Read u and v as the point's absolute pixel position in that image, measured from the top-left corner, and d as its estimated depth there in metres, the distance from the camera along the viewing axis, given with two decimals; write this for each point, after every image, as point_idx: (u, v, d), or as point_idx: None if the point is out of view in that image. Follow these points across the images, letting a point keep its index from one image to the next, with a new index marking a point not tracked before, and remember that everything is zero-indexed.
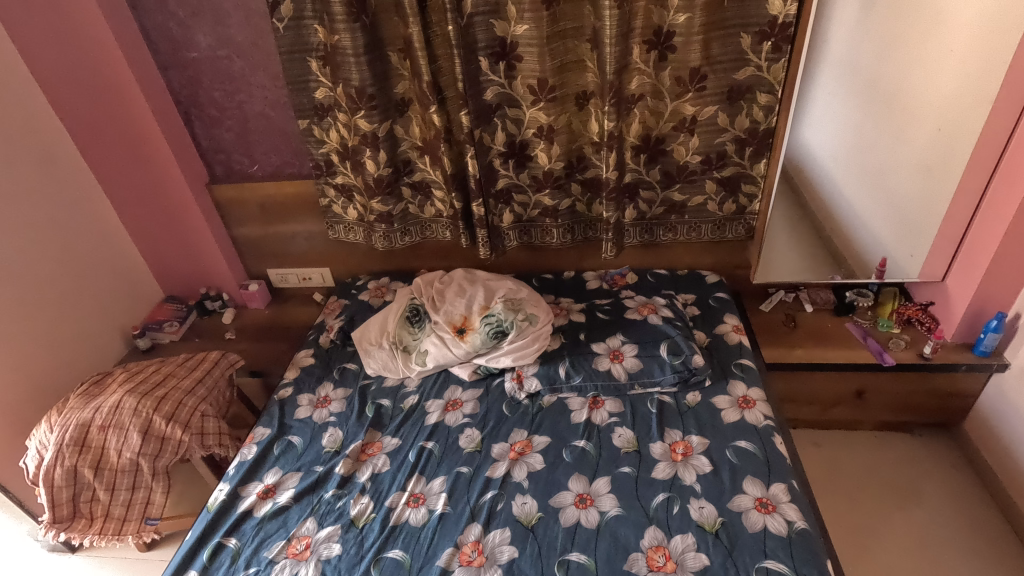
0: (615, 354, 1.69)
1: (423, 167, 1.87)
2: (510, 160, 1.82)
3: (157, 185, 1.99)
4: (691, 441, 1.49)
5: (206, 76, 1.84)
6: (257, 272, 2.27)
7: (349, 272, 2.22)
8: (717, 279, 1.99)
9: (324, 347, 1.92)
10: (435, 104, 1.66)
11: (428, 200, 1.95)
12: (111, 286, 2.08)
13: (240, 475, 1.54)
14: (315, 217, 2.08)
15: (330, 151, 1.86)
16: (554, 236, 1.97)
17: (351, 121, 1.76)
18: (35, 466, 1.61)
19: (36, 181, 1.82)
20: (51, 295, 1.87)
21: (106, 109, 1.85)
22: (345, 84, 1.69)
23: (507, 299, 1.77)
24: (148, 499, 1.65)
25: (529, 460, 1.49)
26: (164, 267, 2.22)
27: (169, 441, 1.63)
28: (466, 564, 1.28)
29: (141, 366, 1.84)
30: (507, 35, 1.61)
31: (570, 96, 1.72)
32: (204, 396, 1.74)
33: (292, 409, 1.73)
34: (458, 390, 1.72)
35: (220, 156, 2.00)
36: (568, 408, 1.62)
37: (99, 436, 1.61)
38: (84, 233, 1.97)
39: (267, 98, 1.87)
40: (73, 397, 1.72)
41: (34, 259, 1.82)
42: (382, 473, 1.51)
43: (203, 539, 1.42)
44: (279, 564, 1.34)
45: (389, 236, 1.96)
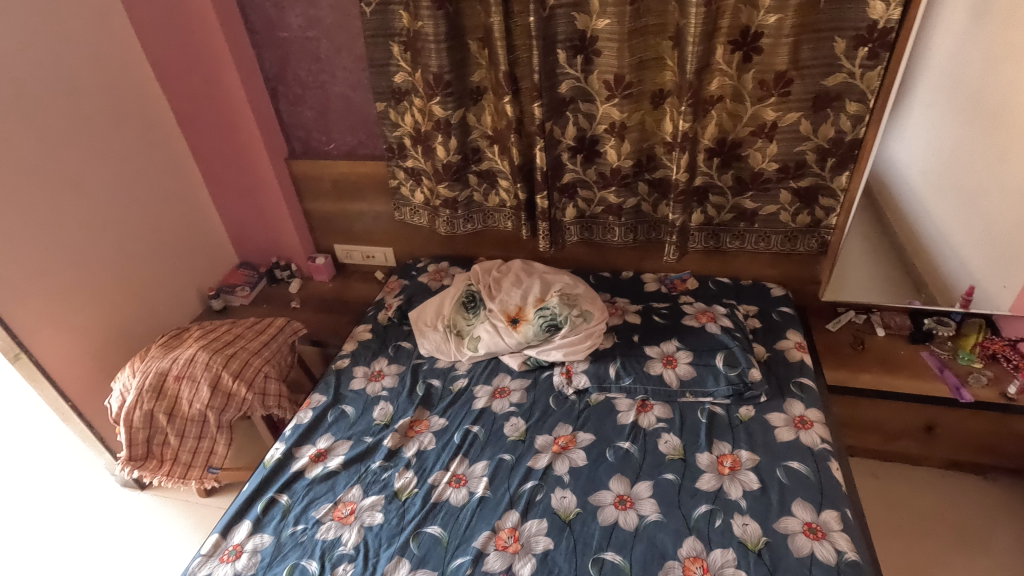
0: (668, 360, 1.67)
1: (491, 156, 1.90)
2: (578, 155, 1.82)
3: (240, 156, 2.11)
4: (740, 455, 1.45)
5: (294, 56, 1.93)
6: (325, 246, 2.37)
7: (410, 253, 2.29)
8: (783, 293, 1.92)
9: (381, 323, 1.99)
10: (510, 95, 1.68)
11: (494, 189, 1.98)
12: (192, 248, 2.22)
13: (295, 437, 1.62)
14: (384, 198, 2.15)
15: (403, 135, 1.91)
16: (615, 235, 1.95)
17: (426, 107, 1.79)
18: (117, 406, 1.76)
19: (134, 145, 1.97)
20: (139, 251, 2.02)
21: (200, 82, 1.97)
22: (423, 70, 1.72)
23: (562, 293, 1.77)
24: (211, 449, 1.76)
25: (571, 455, 1.50)
26: (241, 234, 2.35)
27: (234, 397, 1.74)
28: (501, 548, 1.31)
29: (214, 325, 1.96)
30: (587, 29, 1.60)
31: (647, 94, 1.70)
32: (268, 358, 1.84)
33: (348, 379, 1.80)
34: (507, 378, 1.75)
35: (300, 132, 2.10)
36: (615, 409, 1.61)
37: (174, 385, 1.74)
38: (172, 196, 2.12)
39: (348, 80, 1.94)
40: (154, 347, 1.86)
41: (128, 217, 1.97)
42: (427, 451, 1.56)
43: (258, 493, 1.50)
44: (325, 525, 1.40)
45: (452, 222, 2.00)
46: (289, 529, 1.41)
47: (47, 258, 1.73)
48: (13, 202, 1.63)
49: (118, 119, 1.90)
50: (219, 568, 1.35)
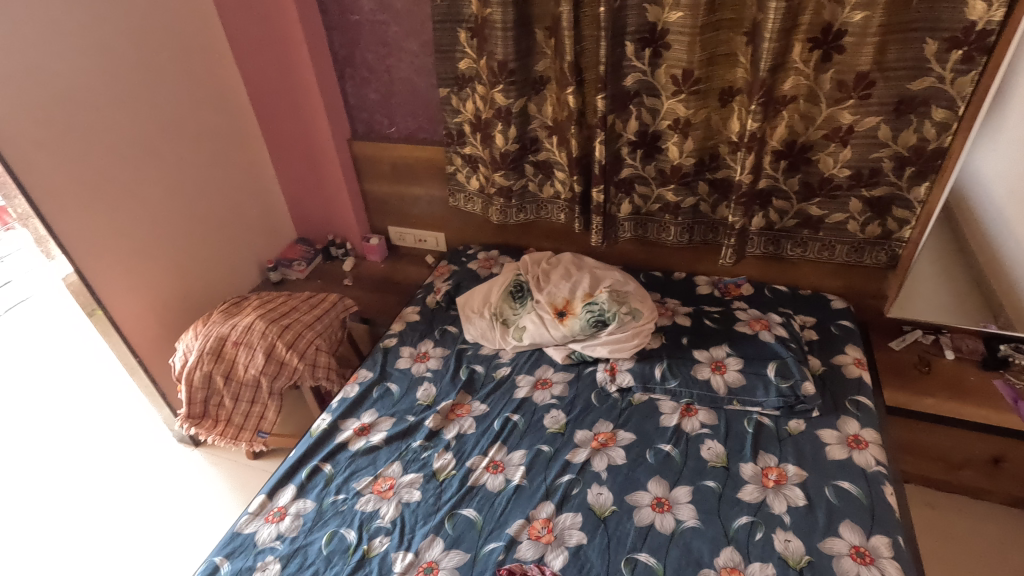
0: (717, 365, 1.63)
1: (549, 147, 1.89)
2: (638, 150, 1.78)
3: (306, 135, 2.18)
4: (786, 469, 1.41)
5: (364, 39, 1.97)
6: (379, 227, 2.42)
7: (461, 240, 2.31)
8: (844, 306, 1.83)
9: (429, 306, 2.02)
10: (573, 86, 1.66)
11: (549, 181, 1.97)
12: (255, 221, 2.32)
13: (341, 409, 1.68)
14: (440, 184, 2.18)
15: (463, 121, 1.93)
16: (670, 234, 1.91)
17: (488, 94, 1.80)
18: (179, 365, 1.86)
19: (209, 119, 2.06)
20: (207, 221, 2.12)
21: (273, 61, 2.03)
22: (489, 57, 1.72)
23: (612, 289, 1.75)
24: (262, 414, 1.84)
25: (610, 453, 1.48)
26: (301, 211, 2.44)
27: (286, 366, 1.81)
28: (534, 538, 1.31)
29: (272, 296, 2.04)
30: (658, 21, 1.56)
31: (715, 91, 1.65)
32: (320, 331, 1.90)
33: (394, 358, 1.84)
34: (550, 370, 1.75)
35: (363, 114, 2.15)
36: (658, 410, 1.58)
37: (232, 350, 1.82)
38: (239, 170, 2.21)
39: (414, 64, 1.96)
40: (216, 312, 1.96)
41: (198, 187, 2.07)
42: (467, 435, 1.58)
43: (303, 460, 1.56)
44: (365, 497, 1.44)
45: (505, 211, 2.00)
46: (330, 497, 1.45)
47: (126, 221, 1.84)
48: (100, 167, 1.74)
49: (197, 93, 2.00)
50: (264, 528, 1.41)
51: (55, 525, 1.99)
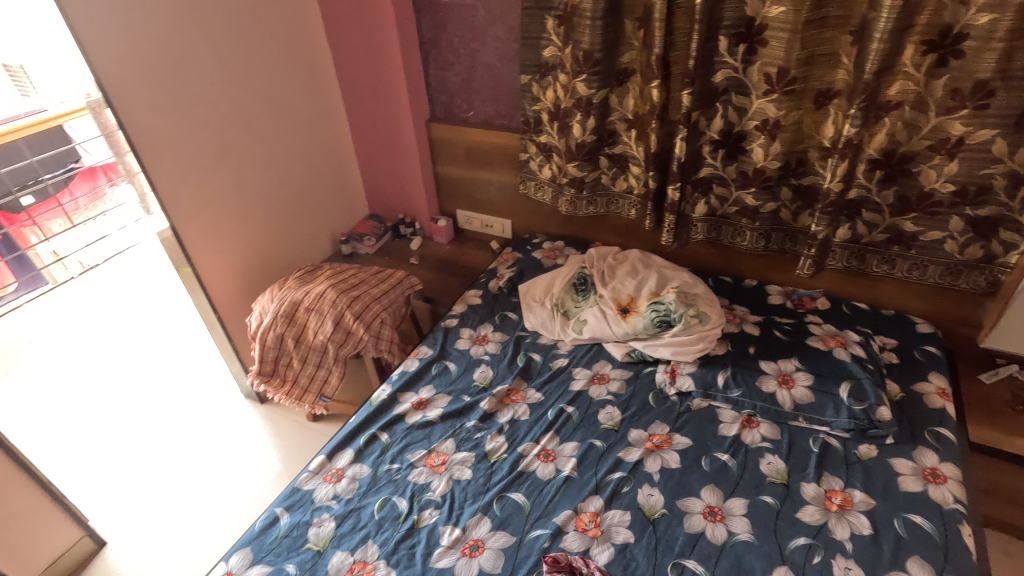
0: (784, 379, 1.57)
1: (626, 140, 1.86)
2: (720, 150, 1.72)
3: (387, 115, 2.24)
4: (852, 494, 1.34)
5: (450, 22, 1.99)
6: (447, 209, 2.46)
7: (527, 228, 2.32)
8: (931, 331, 1.72)
9: (491, 291, 2.04)
10: (659, 79, 1.61)
11: (623, 175, 1.95)
12: (330, 194, 2.41)
13: (401, 382, 1.73)
14: (512, 170, 2.19)
15: (542, 110, 1.92)
16: (745, 239, 1.85)
17: (570, 83, 1.78)
18: (254, 325, 1.97)
19: (299, 91, 2.14)
20: (288, 190, 2.22)
21: (362, 39, 2.09)
22: (574, 45, 1.70)
23: (680, 290, 1.73)
24: (326, 379, 1.91)
25: (664, 455, 1.46)
26: (376, 187, 2.52)
27: (352, 336, 1.88)
28: (581, 530, 1.31)
29: (343, 267, 2.12)
30: (757, 15, 1.48)
31: (810, 92, 1.57)
32: (386, 305, 1.96)
33: (454, 338, 1.88)
34: (608, 366, 1.73)
35: (443, 97, 2.18)
36: (717, 418, 1.54)
37: (303, 315, 1.91)
38: (321, 143, 2.30)
39: (497, 50, 1.97)
40: (291, 278, 2.05)
41: (283, 157, 2.16)
42: (520, 420, 1.59)
43: (362, 426, 1.61)
44: (418, 469, 1.48)
45: (575, 202, 1.99)
46: (385, 465, 1.50)
47: (217, 185, 1.95)
48: (200, 133, 1.85)
49: (289, 66, 2.08)
50: (322, 487, 1.47)
51: (147, 456, 2.18)
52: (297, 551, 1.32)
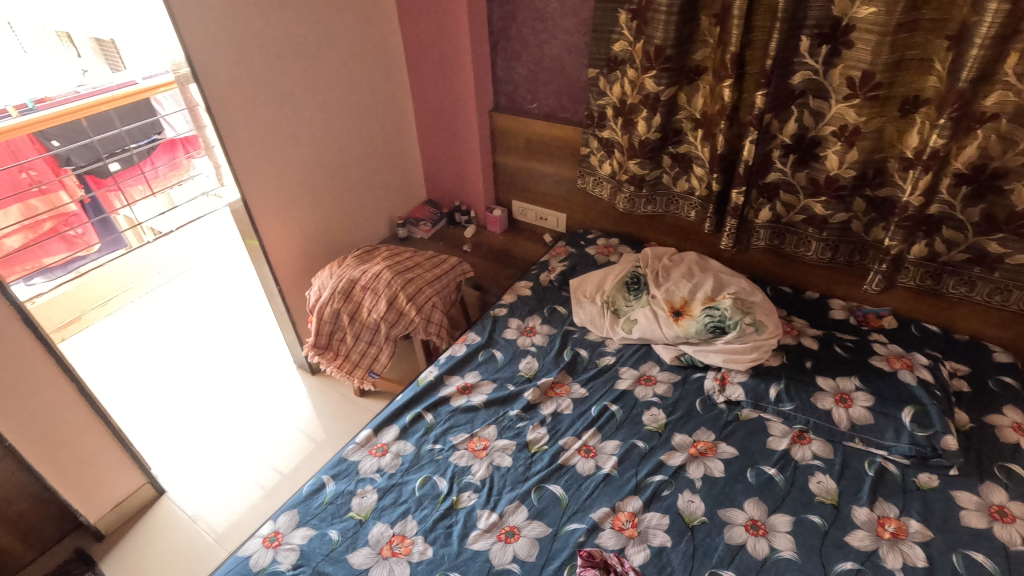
0: (842, 397, 1.52)
1: (692, 140, 1.82)
2: (791, 155, 1.66)
3: (451, 103, 2.27)
4: (907, 523, 1.27)
5: (521, 13, 1.99)
6: (503, 200, 2.48)
7: (582, 223, 2.31)
8: (1008, 361, 1.61)
9: (542, 284, 2.05)
10: (732, 78, 1.57)
11: (685, 175, 1.90)
12: (390, 178, 2.47)
13: (448, 366, 1.76)
14: (571, 164, 2.18)
15: (607, 105, 1.89)
16: (810, 250, 1.78)
17: (638, 79, 1.75)
18: (312, 299, 2.05)
19: (369, 76, 2.20)
20: (352, 172, 2.28)
21: (433, 26, 2.11)
22: (646, 41, 1.67)
23: (736, 297, 1.70)
24: (376, 356, 1.97)
25: (708, 463, 1.43)
26: (435, 174, 2.57)
27: (404, 317, 1.92)
28: (617, 528, 1.30)
29: (399, 250, 2.17)
30: (844, 16, 1.41)
31: (895, 99, 1.49)
32: (438, 289, 1.99)
33: (502, 327, 1.90)
34: (655, 367, 1.71)
35: (508, 88, 2.19)
36: (767, 431, 1.50)
37: (359, 293, 1.98)
38: (385, 127, 2.35)
39: (567, 42, 1.96)
40: (349, 257, 2.12)
41: (349, 139, 2.22)
42: (563, 414, 1.59)
43: (408, 405, 1.66)
44: (459, 452, 1.51)
45: (633, 200, 1.97)
46: (428, 445, 1.54)
47: (288, 163, 2.03)
48: (276, 113, 1.93)
49: (362, 51, 2.13)
50: (367, 459, 1.52)
51: (205, 415, 2.31)
52: (340, 518, 1.37)
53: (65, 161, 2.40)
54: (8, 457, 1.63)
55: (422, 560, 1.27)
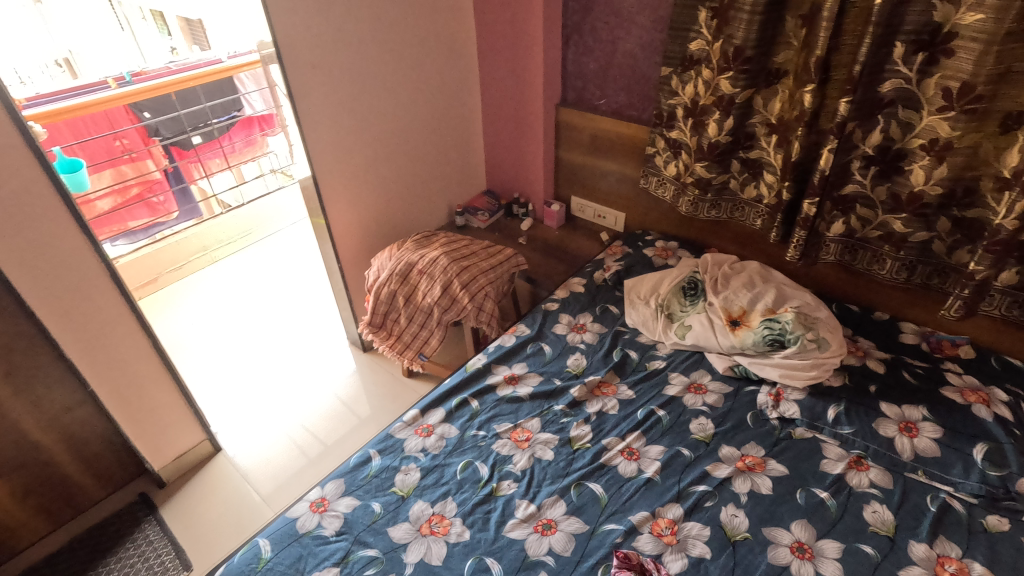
0: (907, 426, 1.44)
1: (764, 146, 1.75)
2: (872, 167, 1.57)
3: (519, 95, 2.28)
4: (970, 566, 1.18)
5: (597, 7, 1.97)
6: (562, 195, 2.47)
7: (641, 224, 2.28)
8: None
9: (596, 282, 2.03)
10: (814, 84, 1.50)
11: (754, 182, 1.84)
12: (452, 166, 2.50)
13: (497, 355, 1.78)
14: (635, 163, 2.15)
15: (677, 105, 1.85)
16: (884, 268, 1.69)
17: (713, 80, 1.70)
18: (371, 280, 2.12)
19: (440, 65, 2.24)
20: (416, 158, 2.33)
21: (508, 18, 2.12)
22: (725, 40, 1.62)
23: (798, 312, 1.65)
24: (427, 340, 2.01)
25: (756, 479, 1.39)
26: (497, 165, 2.59)
27: (457, 303, 1.95)
28: (656, 534, 1.29)
29: (457, 238, 2.20)
30: (946, 22, 1.32)
31: (996, 114, 1.37)
32: (492, 279, 2.01)
33: (552, 322, 1.90)
34: (706, 376, 1.67)
35: (577, 82, 2.18)
36: (821, 452, 1.43)
37: (416, 277, 2.02)
38: (451, 116, 2.38)
39: (641, 39, 1.93)
40: (409, 241, 2.18)
41: (416, 126, 2.27)
42: (608, 414, 1.58)
43: (455, 390, 1.69)
44: (502, 440, 1.53)
45: (697, 203, 1.93)
46: (472, 430, 1.56)
47: (357, 146, 2.09)
48: (350, 96, 1.99)
49: (436, 40, 2.17)
50: (412, 438, 1.56)
51: (262, 381, 2.42)
52: (384, 491, 1.42)
53: (153, 132, 2.57)
54: (88, 402, 1.77)
55: (459, 541, 1.30)
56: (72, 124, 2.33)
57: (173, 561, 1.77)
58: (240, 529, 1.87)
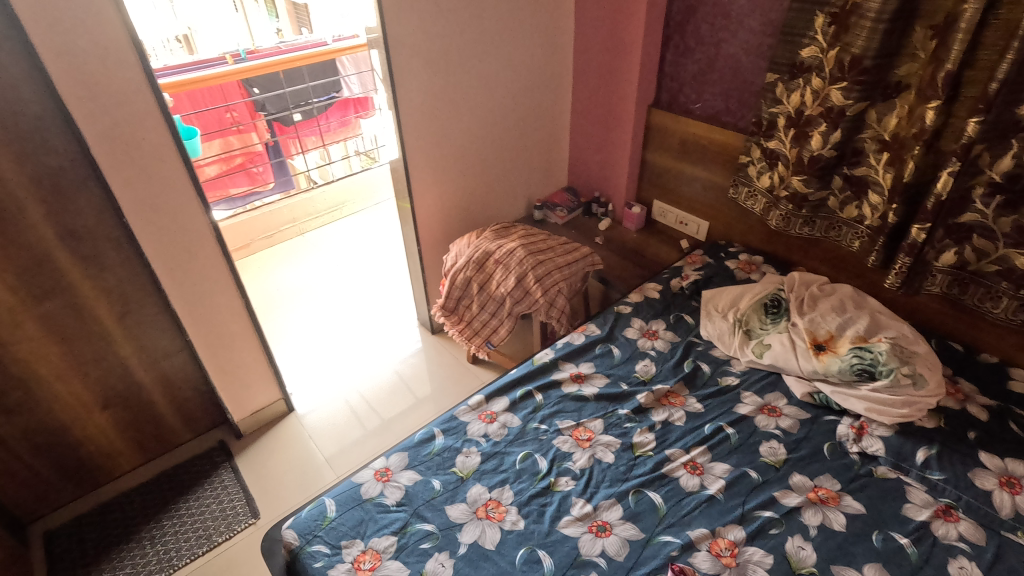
0: (1008, 481, 1.33)
1: (873, 163, 1.64)
2: (997, 197, 1.42)
3: (611, 94, 2.26)
4: None
5: (704, 8, 1.91)
6: (644, 198, 2.43)
7: (725, 235, 2.20)
8: None
9: (672, 289, 1.98)
10: (940, 101, 1.39)
11: (857, 201, 1.72)
12: (536, 160, 2.52)
13: (565, 352, 1.78)
14: (726, 172, 2.08)
15: (780, 113, 1.76)
16: (997, 307, 1.54)
17: (824, 90, 1.61)
18: (448, 265, 2.17)
19: (535, 58, 2.25)
20: (502, 149, 2.36)
21: (608, 15, 2.10)
22: (842, 49, 1.53)
23: (894, 342, 1.57)
24: (495, 329, 2.03)
25: (828, 513, 1.31)
26: (580, 163, 2.58)
27: (529, 296, 1.96)
28: (714, 554, 1.25)
29: (535, 231, 2.22)
30: None
31: None
32: (566, 275, 2.01)
33: (624, 325, 1.87)
34: (782, 400, 1.59)
35: (673, 84, 2.13)
36: (904, 496, 1.34)
37: (492, 266, 2.05)
38: (540, 110, 2.39)
39: (747, 43, 1.85)
40: (487, 231, 2.21)
41: (506, 118, 2.29)
42: (674, 425, 1.55)
43: (521, 381, 1.70)
44: (563, 437, 1.53)
45: (789, 218, 1.85)
46: (534, 423, 1.57)
47: (448, 132, 2.14)
48: (447, 84, 2.04)
49: (534, 34, 2.18)
50: (475, 422, 1.59)
51: (335, 350, 2.54)
52: (444, 470, 1.46)
53: (260, 107, 2.76)
54: (185, 349, 1.94)
55: (513, 530, 1.32)
56: (193, 96, 2.56)
57: (243, 507, 1.91)
58: (304, 487, 1.97)
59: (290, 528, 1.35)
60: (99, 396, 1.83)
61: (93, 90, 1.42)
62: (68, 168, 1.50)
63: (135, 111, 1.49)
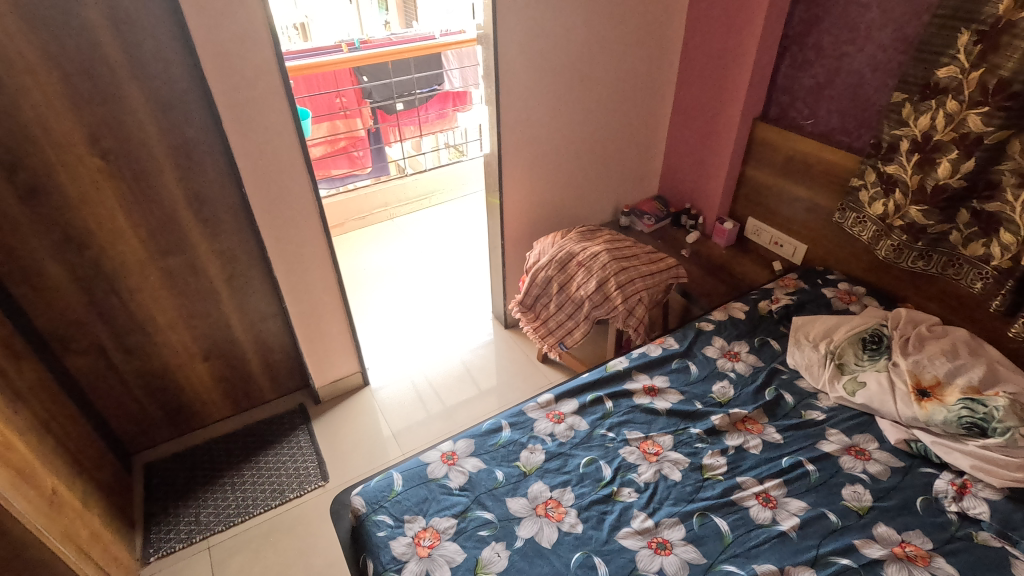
0: None
1: (1009, 199, 1.47)
2: None
3: (716, 103, 2.18)
4: None
5: (829, 19, 1.81)
6: (738, 214, 2.33)
7: (824, 260, 2.07)
8: None
9: (759, 311, 1.89)
10: None
11: (985, 238, 1.55)
12: (627, 165, 2.48)
13: (639, 362, 1.74)
14: (833, 194, 1.95)
15: (903, 137, 1.62)
16: None
17: (959, 114, 1.48)
18: (530, 262, 2.20)
19: (640, 63, 2.22)
20: (595, 151, 2.34)
21: (722, 22, 2.04)
22: (988, 70, 1.40)
23: (1014, 399, 1.40)
24: (571, 331, 2.03)
25: (915, 572, 1.20)
26: (674, 172, 2.52)
27: (609, 302, 1.95)
28: None
29: (620, 237, 2.19)
30: None
31: None
32: (649, 285, 1.97)
33: (703, 343, 1.81)
34: (873, 444, 1.48)
35: (784, 98, 2.03)
36: (1009, 568, 1.20)
37: (574, 268, 2.05)
38: (638, 115, 2.36)
39: (874, 58, 1.73)
40: (572, 233, 2.22)
41: (602, 121, 2.28)
42: (749, 452, 1.48)
43: (593, 386, 1.69)
44: (631, 448, 1.50)
45: (902, 249, 1.72)
46: (602, 430, 1.55)
47: (543, 131, 2.15)
48: (548, 84, 2.06)
49: (641, 37, 2.15)
50: (543, 421, 1.59)
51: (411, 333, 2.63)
52: (508, 463, 1.48)
53: (367, 95, 2.90)
54: (279, 314, 2.08)
55: (571, 532, 1.32)
56: (308, 81, 2.78)
57: (314, 468, 2.02)
58: (371, 458, 2.07)
59: (359, 494, 1.42)
60: (203, 348, 2.01)
61: (229, 70, 1.55)
62: (201, 139, 1.66)
63: (264, 90, 1.62)
